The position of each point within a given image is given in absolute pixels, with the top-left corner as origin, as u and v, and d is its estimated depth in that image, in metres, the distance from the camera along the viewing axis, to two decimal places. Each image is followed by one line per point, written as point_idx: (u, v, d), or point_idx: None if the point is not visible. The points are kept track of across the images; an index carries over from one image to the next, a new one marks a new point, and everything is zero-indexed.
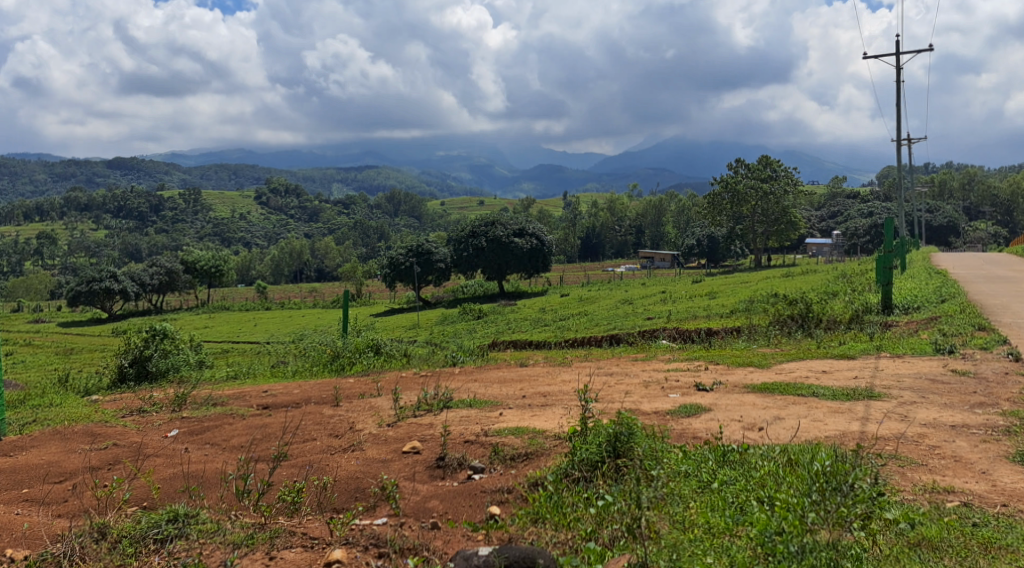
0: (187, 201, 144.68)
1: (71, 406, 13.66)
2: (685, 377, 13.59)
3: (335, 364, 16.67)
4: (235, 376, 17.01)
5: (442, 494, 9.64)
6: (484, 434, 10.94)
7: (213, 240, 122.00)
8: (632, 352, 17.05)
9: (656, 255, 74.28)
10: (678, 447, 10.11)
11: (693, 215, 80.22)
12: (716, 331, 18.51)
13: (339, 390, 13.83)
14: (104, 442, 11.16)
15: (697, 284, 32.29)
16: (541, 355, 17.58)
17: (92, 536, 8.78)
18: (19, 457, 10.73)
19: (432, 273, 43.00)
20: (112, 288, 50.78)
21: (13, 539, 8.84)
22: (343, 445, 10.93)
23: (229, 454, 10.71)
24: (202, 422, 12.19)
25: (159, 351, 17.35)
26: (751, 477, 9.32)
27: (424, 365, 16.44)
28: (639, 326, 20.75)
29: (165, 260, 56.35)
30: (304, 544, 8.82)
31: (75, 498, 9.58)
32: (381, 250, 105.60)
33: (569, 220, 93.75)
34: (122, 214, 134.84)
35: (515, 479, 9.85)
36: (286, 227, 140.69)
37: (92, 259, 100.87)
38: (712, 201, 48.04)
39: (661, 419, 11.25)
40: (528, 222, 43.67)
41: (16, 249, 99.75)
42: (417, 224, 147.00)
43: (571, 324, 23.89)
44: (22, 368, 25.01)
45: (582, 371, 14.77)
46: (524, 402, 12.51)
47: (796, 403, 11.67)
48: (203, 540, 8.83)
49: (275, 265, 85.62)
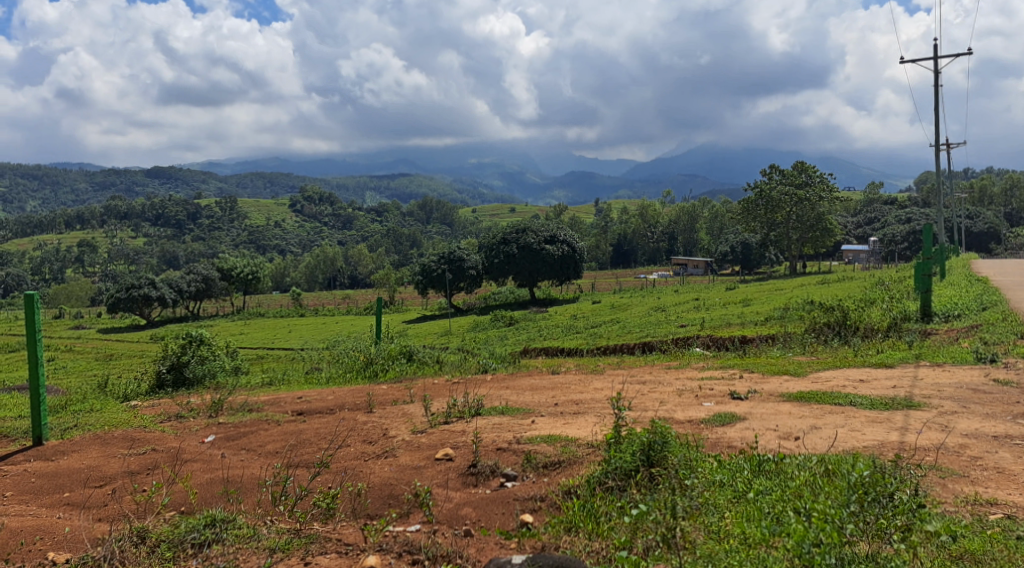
0: (223, 209, 146.34)
1: (111, 411, 13.86)
2: (719, 386, 13.45)
3: (368, 371, 16.74)
4: (270, 383, 17.12)
5: (475, 502, 9.65)
6: (516, 442, 10.95)
7: (248, 247, 123.17)
8: (665, 360, 16.93)
9: (689, 261, 73.88)
10: (712, 456, 10.03)
11: (727, 222, 79.65)
12: (751, 338, 18.36)
13: (372, 397, 13.90)
14: (144, 447, 11.31)
15: (732, 291, 32.05)
16: (572, 363, 17.54)
17: (131, 539, 8.90)
18: (60, 461, 10.89)
19: (464, 280, 43.10)
20: (150, 295, 51.48)
21: (55, 541, 8.99)
22: (377, 451, 10.97)
23: (265, 460, 10.80)
24: (238, 428, 12.31)
25: (196, 357, 17.59)
26: (787, 488, 9.23)
27: (457, 371, 16.48)
28: (672, 334, 20.62)
29: (201, 267, 57.01)
30: (339, 550, 8.88)
31: (114, 503, 9.72)
32: (413, 258, 106.17)
33: (601, 226, 93.62)
34: (160, 223, 136.64)
35: (548, 487, 9.83)
36: (320, 235, 141.72)
37: (131, 266, 102.42)
38: (747, 207, 47.60)
39: (695, 428, 11.16)
40: (560, 228, 43.63)
41: (57, 255, 101.55)
42: (449, 231, 147.34)
43: (603, 332, 23.81)
44: (63, 374, 25.34)
45: (615, 379, 14.68)
46: (557, 410, 12.47)
47: (833, 412, 11.53)
48: (240, 545, 8.92)
49: (309, 272, 86.27)
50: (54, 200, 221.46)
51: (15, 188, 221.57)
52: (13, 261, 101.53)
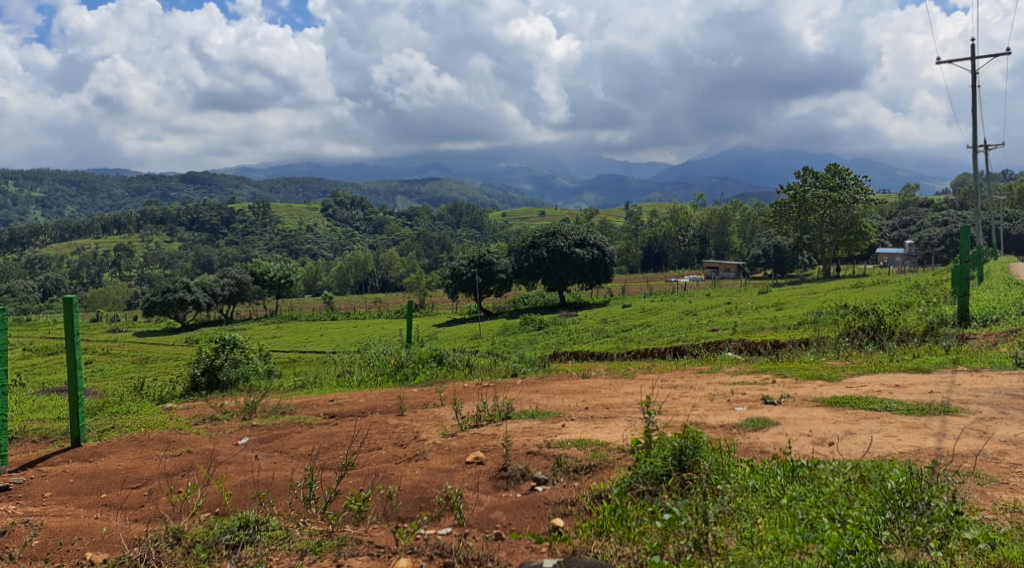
0: (256, 214, 147.73)
1: (147, 414, 14.03)
2: (751, 391, 13.34)
3: (399, 374, 16.83)
4: (303, 386, 17.24)
5: (505, 506, 9.66)
6: (547, 446, 10.93)
7: (281, 251, 124.27)
8: (697, 364, 16.86)
9: (722, 265, 73.36)
10: (745, 461, 9.95)
11: (759, 225, 79.13)
12: (784, 343, 18.20)
13: (404, 400, 13.96)
14: (179, 449, 11.45)
15: (765, 294, 31.78)
16: (603, 367, 17.49)
17: (168, 540, 9.03)
18: (98, 462, 11.05)
19: (494, 284, 43.11)
20: (185, 299, 52.16)
21: (93, 542, 9.12)
22: (408, 454, 11.02)
23: (297, 462, 10.89)
24: (272, 430, 12.43)
25: (229, 360, 17.76)
26: (821, 494, 9.13)
27: (486, 375, 16.47)
28: (703, 338, 20.50)
29: (235, 271, 57.60)
30: (370, 552, 8.92)
31: (151, 504, 9.84)
32: (443, 262, 106.47)
33: (631, 230, 93.37)
34: (194, 227, 138.30)
35: (579, 491, 9.82)
36: (351, 239, 142.57)
37: (166, 270, 103.69)
38: (779, 210, 47.17)
39: (727, 433, 11.08)
40: (590, 232, 43.46)
41: (95, 260, 103.09)
42: (479, 235, 147.49)
43: (633, 336, 23.70)
44: (100, 376, 25.79)
45: (646, 383, 14.59)
46: (587, 414, 12.45)
47: (868, 418, 11.41)
48: (273, 547, 9.00)
49: (341, 275, 86.79)
50: (92, 206, 225.00)
51: (54, 194, 225.33)
52: (51, 265, 103.22)
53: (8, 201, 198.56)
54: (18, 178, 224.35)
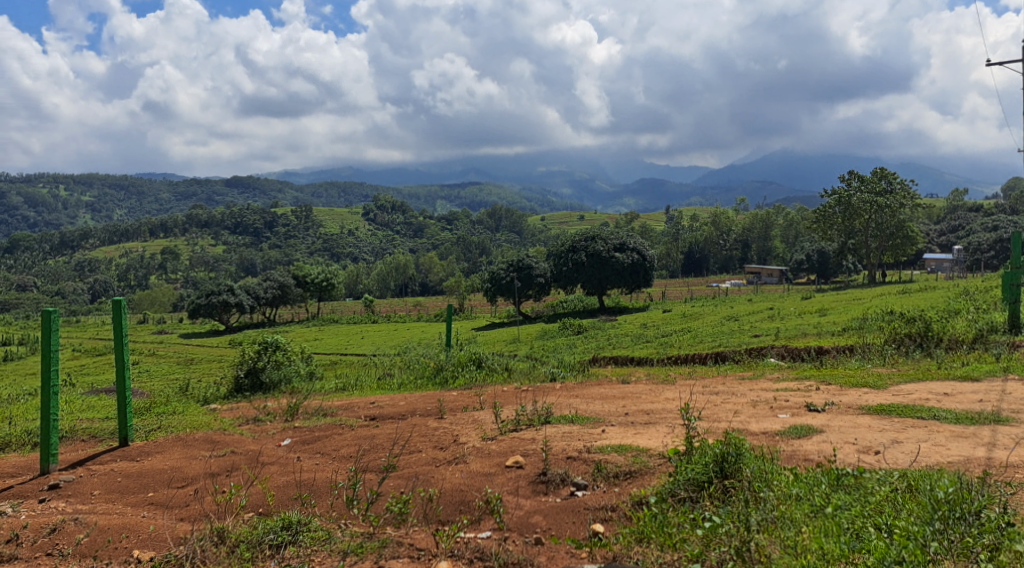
0: (299, 217, 149.10)
1: (193, 414, 14.23)
2: (795, 398, 13.18)
3: (438, 378, 16.89)
4: (343, 388, 17.35)
5: (545, 511, 9.64)
6: (587, 451, 10.89)
7: (323, 255, 125.44)
8: (738, 369, 16.70)
9: (764, 270, 72.70)
10: (789, 469, 9.81)
11: (803, 230, 78.27)
12: (828, 349, 17.96)
13: (444, 403, 13.98)
14: (223, 449, 11.60)
15: (808, 300, 31.41)
16: (643, 372, 17.43)
17: (212, 538, 9.15)
18: (145, 461, 11.24)
19: (533, 288, 43.06)
20: (229, 301, 52.94)
21: (140, 540, 9.27)
22: (449, 457, 11.05)
23: (339, 464, 10.99)
24: (313, 431, 12.55)
25: (272, 363, 17.94)
26: (867, 503, 9.00)
27: (525, 380, 16.44)
28: (746, 343, 20.32)
29: (278, 274, 58.18)
30: (411, 555, 8.98)
31: (196, 504, 9.98)
32: (482, 266, 106.62)
33: (672, 234, 92.82)
34: (238, 231, 140.10)
35: (619, 497, 9.79)
36: (392, 243, 143.32)
37: (211, 273, 105.20)
38: (823, 214, 46.57)
39: (770, 440, 10.96)
40: (630, 236, 43.23)
41: (142, 263, 104.85)
42: (518, 239, 147.43)
43: (673, 341, 23.50)
44: (148, 376, 26.30)
45: (687, 389, 14.48)
46: (627, 420, 12.38)
47: (915, 426, 11.21)
48: (315, 547, 9.10)
49: (381, 278, 87.39)
50: (140, 210, 229.23)
51: (103, 198, 229.68)
52: (100, 268, 105.14)
53: (58, 204, 202.64)
54: (69, 184, 229.29)
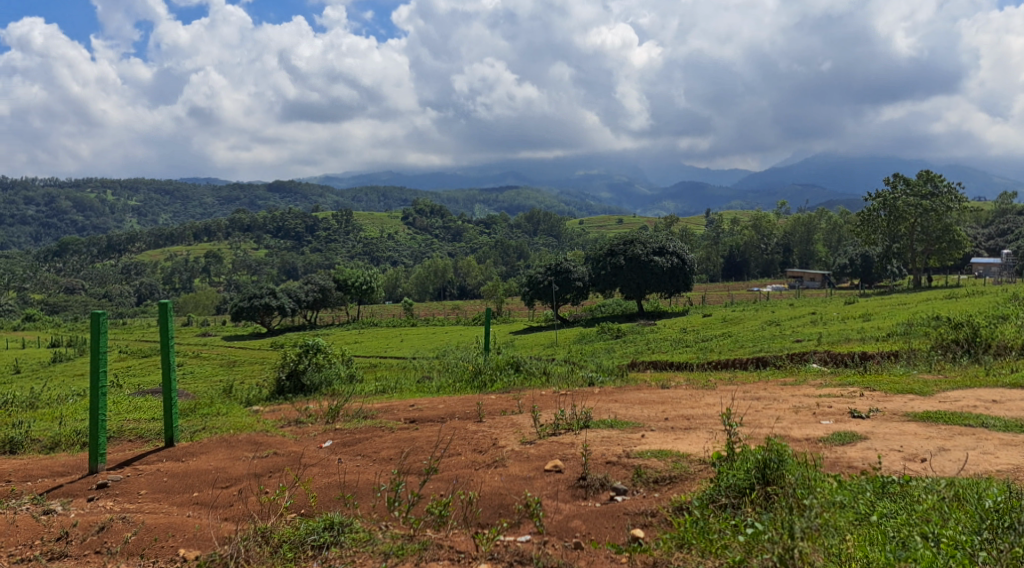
0: (339, 221, 150.30)
1: (236, 415, 14.44)
2: (838, 404, 13.01)
3: (477, 381, 16.93)
4: (383, 391, 17.46)
5: (585, 515, 9.64)
6: (626, 456, 10.84)
7: (362, 259, 126.43)
8: (780, 375, 16.55)
9: (806, 274, 71.78)
10: (832, 476, 9.70)
11: (846, 234, 77.10)
12: (872, 354, 17.72)
13: (482, 406, 14.03)
14: (266, 450, 11.74)
15: (851, 305, 31.02)
16: (682, 377, 17.28)
17: (256, 539, 9.27)
18: (189, 461, 11.42)
19: (570, 292, 43.00)
20: (271, 304, 53.54)
21: (186, 539, 9.42)
22: (487, 460, 11.06)
23: (379, 466, 11.08)
24: (354, 433, 12.67)
25: (313, 365, 18.10)
26: (913, 511, 8.88)
27: (562, 384, 16.44)
28: (787, 349, 20.10)
29: (319, 277, 58.65)
30: (451, 557, 9.07)
31: (240, 503, 10.12)
32: (521, 270, 106.62)
33: (712, 238, 92.06)
34: (280, 234, 141.59)
35: (659, 503, 9.76)
36: (431, 246, 143.95)
37: (253, 276, 106.47)
38: (867, 217, 45.82)
39: (813, 447, 10.83)
40: (670, 239, 42.94)
41: (187, 266, 106.36)
42: (557, 242, 147.08)
43: (714, 346, 23.34)
44: (192, 378, 26.73)
45: (728, 395, 14.36)
46: (667, 425, 12.31)
47: (962, 434, 11.03)
48: (357, 549, 9.18)
49: (420, 282, 87.73)
50: (184, 214, 232.87)
51: (149, 203, 233.48)
52: (146, 271, 106.98)
53: (106, 208, 206.22)
54: (116, 189, 233.58)
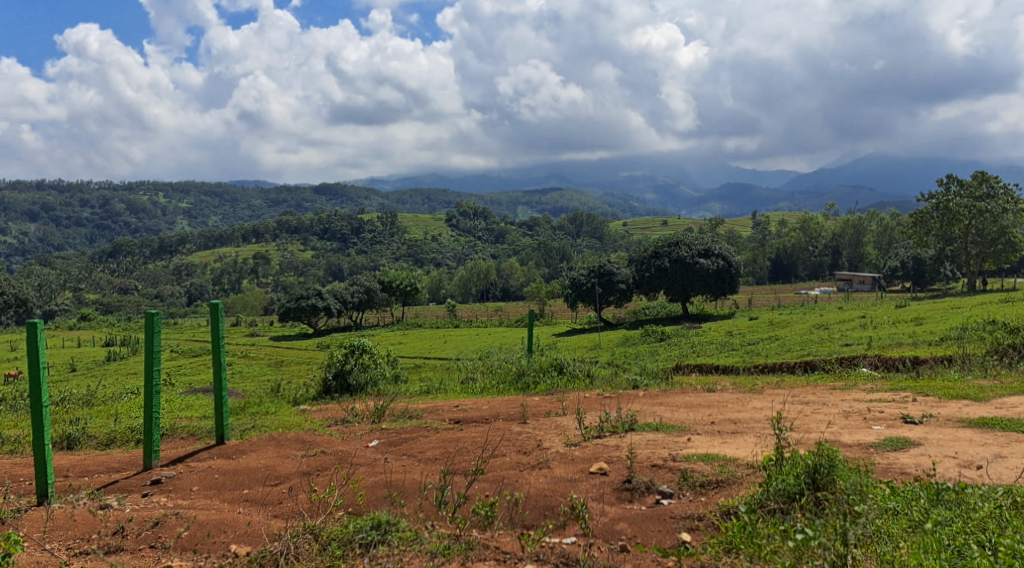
0: (384, 223, 151.41)
1: (285, 414, 14.61)
2: (889, 409, 12.78)
3: (520, 383, 16.98)
4: (428, 391, 17.58)
5: (631, 518, 9.60)
6: (673, 459, 10.76)
7: (407, 261, 127.31)
8: (830, 380, 16.31)
9: (855, 277, 70.63)
10: (885, 483, 9.53)
11: (898, 237, 75.72)
12: (925, 359, 17.38)
13: (526, 408, 14.05)
14: (315, 450, 11.87)
15: (901, 309, 30.44)
16: (728, 381, 17.08)
17: (306, 536, 9.38)
18: (240, 459, 11.60)
19: (614, 294, 42.80)
20: (317, 305, 54.10)
21: (237, 535, 9.55)
22: (532, 462, 11.06)
23: (425, 466, 11.15)
24: (399, 433, 12.76)
25: (359, 365, 18.24)
26: (969, 519, 8.71)
27: (607, 386, 16.38)
28: (836, 353, 19.81)
29: (364, 278, 59.14)
30: (497, 557, 9.09)
31: (289, 501, 10.24)
32: (564, 272, 106.44)
33: (759, 241, 90.95)
34: (327, 236, 143.09)
35: (707, 507, 9.69)
36: (474, 248, 144.33)
37: (300, 276, 107.75)
38: (919, 219, 44.91)
39: (864, 453, 10.66)
40: (716, 242, 42.49)
41: (235, 267, 108.09)
42: (600, 245, 146.57)
43: (761, 350, 23.05)
44: (241, 377, 27.13)
45: (776, 399, 14.18)
46: (713, 429, 12.20)
47: (1021, 441, 10.77)
48: (404, 548, 9.23)
49: (463, 284, 88.08)
50: (233, 217, 236.40)
51: (199, 205, 237.52)
52: (196, 272, 108.91)
53: (157, 210, 210.21)
54: (168, 191, 238.08)
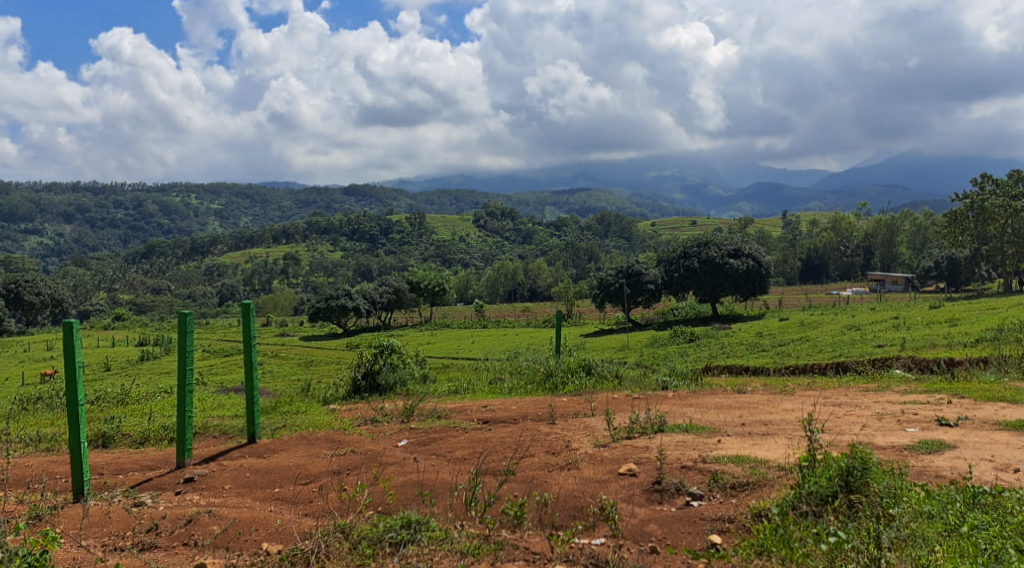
0: (413, 224, 151.95)
1: (315, 414, 14.69)
2: (923, 412, 12.62)
3: (548, 384, 16.97)
4: (456, 391, 17.61)
5: (661, 519, 9.56)
6: (703, 461, 10.70)
7: (435, 261, 127.67)
8: (862, 381, 16.14)
9: (888, 277, 69.81)
10: (920, 486, 9.41)
11: (931, 237, 74.77)
12: (959, 361, 17.14)
13: (555, 408, 14.03)
14: (345, 448, 11.94)
15: (935, 310, 30.05)
16: (759, 382, 16.96)
17: (336, 534, 9.43)
18: (271, 458, 11.68)
19: (642, 295, 42.64)
20: (346, 305, 54.39)
21: (268, 534, 9.62)
22: (561, 462, 11.04)
23: (454, 465, 11.16)
24: (428, 433, 12.80)
25: (388, 365, 18.31)
26: (1006, 523, 8.58)
27: (636, 387, 16.31)
28: (868, 354, 19.59)
29: (393, 279, 59.38)
30: (527, 558, 9.09)
31: (320, 500, 10.30)
32: (592, 272, 106.20)
33: (789, 241, 90.13)
34: (356, 237, 143.85)
35: (737, 509, 9.62)
36: (502, 249, 144.38)
37: (329, 277, 108.41)
38: (954, 220, 44.34)
39: (898, 455, 10.54)
40: (746, 242, 42.16)
41: (266, 268, 109.05)
42: (628, 245, 146.13)
43: (791, 351, 22.86)
44: (271, 377, 27.33)
45: (807, 400, 14.05)
46: (744, 430, 12.11)
47: None
48: (433, 547, 9.25)
49: (491, 285, 88.21)
50: (264, 217, 238.45)
51: (230, 206, 239.71)
52: (227, 272, 109.95)
53: (189, 212, 212.57)
54: (200, 193, 240.56)
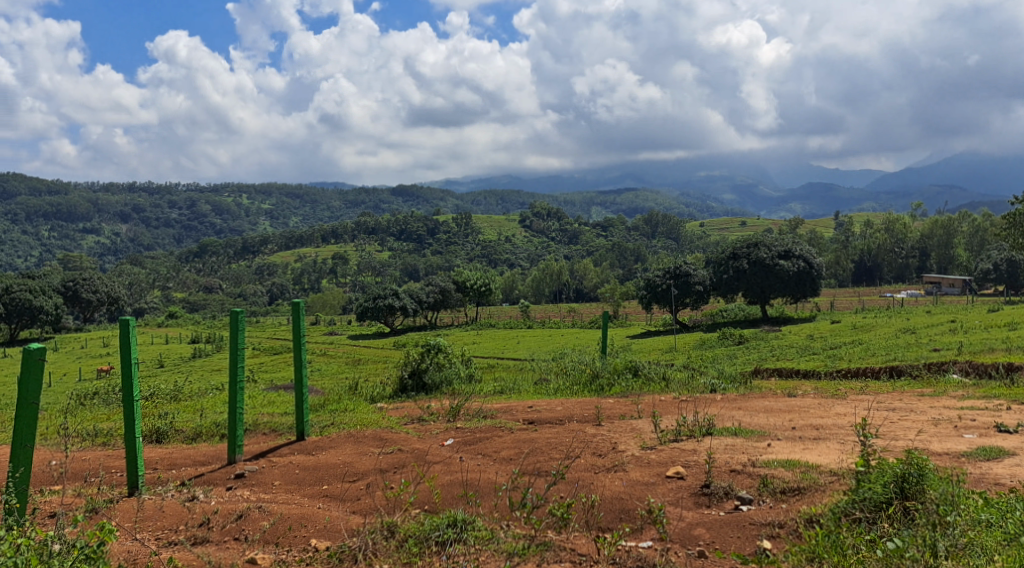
0: (460, 224, 152.36)
1: (364, 412, 14.81)
2: (981, 417, 12.30)
3: (595, 385, 16.88)
4: (501, 391, 17.60)
5: (709, 523, 9.45)
6: (752, 464, 10.53)
7: (482, 262, 127.88)
8: (917, 385, 15.76)
9: (944, 280, 68.23)
10: (978, 494, 9.17)
11: (989, 238, 72.86)
12: (1020, 366, 16.66)
13: (601, 410, 13.93)
14: (392, 447, 12.00)
15: (993, 313, 29.26)
16: (810, 385, 16.67)
17: (383, 533, 9.47)
18: (319, 455, 11.77)
19: (690, 296, 42.16)
20: (393, 305, 54.72)
21: (317, 530, 9.69)
22: (608, 464, 10.95)
23: (499, 465, 11.14)
24: (474, 433, 12.80)
25: (434, 364, 18.37)
26: None
27: (683, 390, 16.13)
28: (924, 358, 19.11)
29: (440, 278, 59.60)
30: (573, 559, 9.03)
31: (368, 498, 10.35)
32: (638, 273, 105.49)
33: (841, 242, 88.48)
34: (403, 237, 144.69)
35: (787, 514, 9.46)
36: (549, 249, 144.18)
37: (377, 276, 109.11)
38: (1014, 221, 43.17)
39: (955, 462, 10.28)
40: (797, 243, 41.47)
41: (315, 267, 110.24)
42: (676, 245, 144.92)
43: (843, 354, 22.45)
44: (318, 375, 27.53)
45: (860, 405, 13.77)
46: (795, 434, 11.91)
47: None
48: (479, 546, 9.22)
49: (536, 285, 88.05)
50: (313, 217, 241.15)
51: (280, 206, 242.90)
52: (277, 272, 111.31)
53: (240, 212, 215.83)
54: (251, 193, 244.16)
